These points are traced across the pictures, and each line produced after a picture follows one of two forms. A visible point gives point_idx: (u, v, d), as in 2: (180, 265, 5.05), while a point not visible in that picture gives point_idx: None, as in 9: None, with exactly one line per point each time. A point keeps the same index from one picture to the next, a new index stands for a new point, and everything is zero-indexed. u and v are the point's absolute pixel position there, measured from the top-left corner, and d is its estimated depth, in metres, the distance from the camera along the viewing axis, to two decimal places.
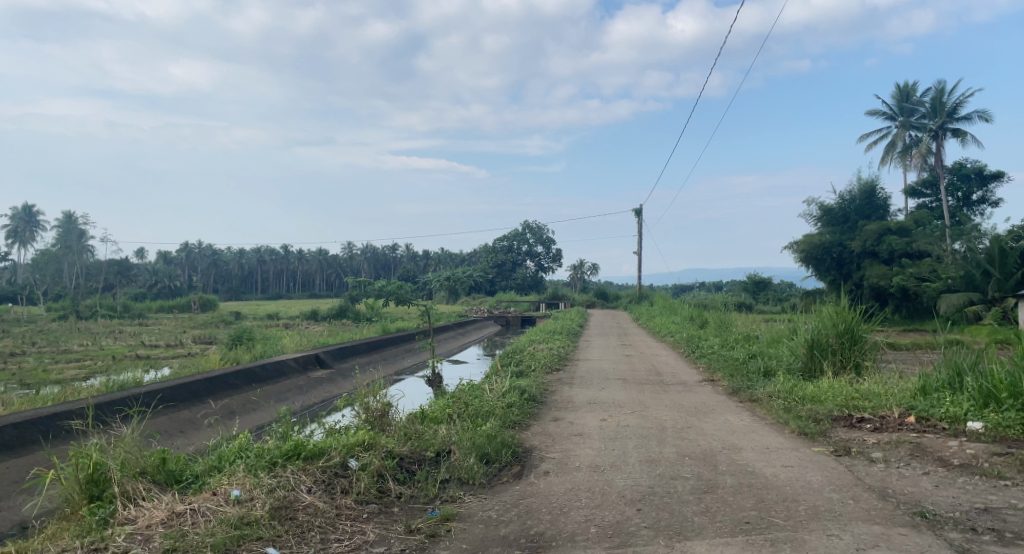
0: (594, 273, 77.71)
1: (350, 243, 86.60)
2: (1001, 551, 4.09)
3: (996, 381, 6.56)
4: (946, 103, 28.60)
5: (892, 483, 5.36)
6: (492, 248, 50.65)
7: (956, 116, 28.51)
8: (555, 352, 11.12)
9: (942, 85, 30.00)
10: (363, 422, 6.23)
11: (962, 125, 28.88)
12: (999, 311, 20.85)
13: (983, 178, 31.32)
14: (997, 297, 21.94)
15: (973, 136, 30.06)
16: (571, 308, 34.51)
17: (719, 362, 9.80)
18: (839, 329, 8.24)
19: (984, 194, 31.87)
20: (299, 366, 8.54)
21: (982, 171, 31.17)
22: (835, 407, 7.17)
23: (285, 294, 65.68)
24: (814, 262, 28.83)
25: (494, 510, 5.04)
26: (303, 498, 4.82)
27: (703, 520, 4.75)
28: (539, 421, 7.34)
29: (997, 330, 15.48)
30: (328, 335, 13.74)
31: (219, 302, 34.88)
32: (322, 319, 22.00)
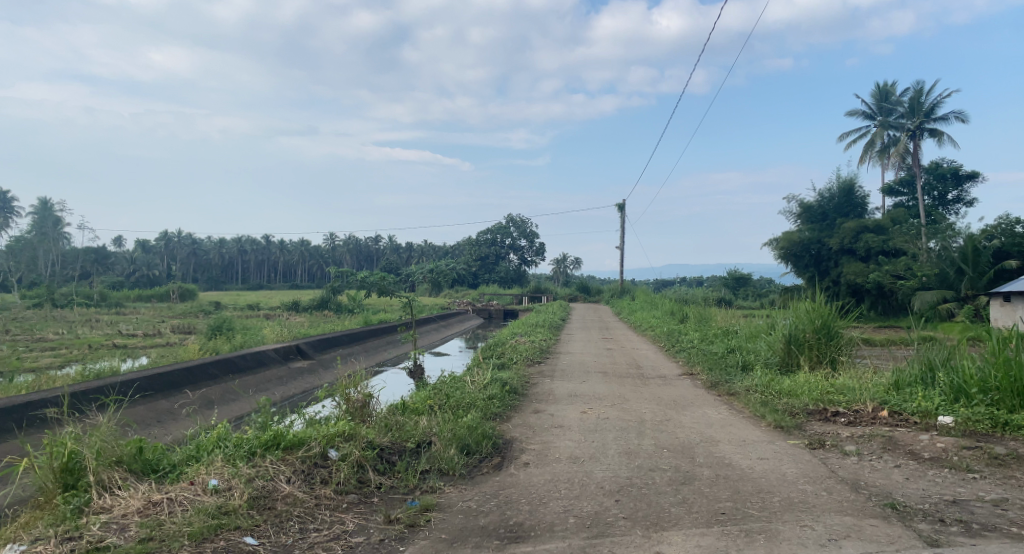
0: (578, 267, 78.03)
1: (332, 235, 86.17)
2: (967, 542, 4.20)
3: (966, 377, 6.75)
4: (924, 103, 29.02)
5: (864, 476, 5.48)
6: (475, 241, 50.66)
7: (933, 116, 28.97)
8: (536, 345, 11.16)
9: (920, 85, 30.42)
10: (344, 413, 6.22)
11: (939, 126, 29.32)
12: (971, 309, 21.43)
13: (958, 178, 31.93)
14: (969, 295, 22.37)
15: (949, 136, 30.56)
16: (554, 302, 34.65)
17: (699, 356, 9.92)
18: (816, 325, 8.39)
19: (959, 194, 32.49)
20: (279, 356, 8.50)
21: (958, 171, 31.76)
22: (811, 401, 7.30)
23: (267, 285, 65.03)
24: (792, 259, 29.24)
25: (474, 501, 5.08)
26: (282, 488, 4.82)
27: (680, 511, 4.83)
28: (520, 413, 7.38)
29: (966, 328, 15.84)
30: (309, 326, 13.66)
31: (199, 292, 34.49)
32: (302, 310, 21.86)
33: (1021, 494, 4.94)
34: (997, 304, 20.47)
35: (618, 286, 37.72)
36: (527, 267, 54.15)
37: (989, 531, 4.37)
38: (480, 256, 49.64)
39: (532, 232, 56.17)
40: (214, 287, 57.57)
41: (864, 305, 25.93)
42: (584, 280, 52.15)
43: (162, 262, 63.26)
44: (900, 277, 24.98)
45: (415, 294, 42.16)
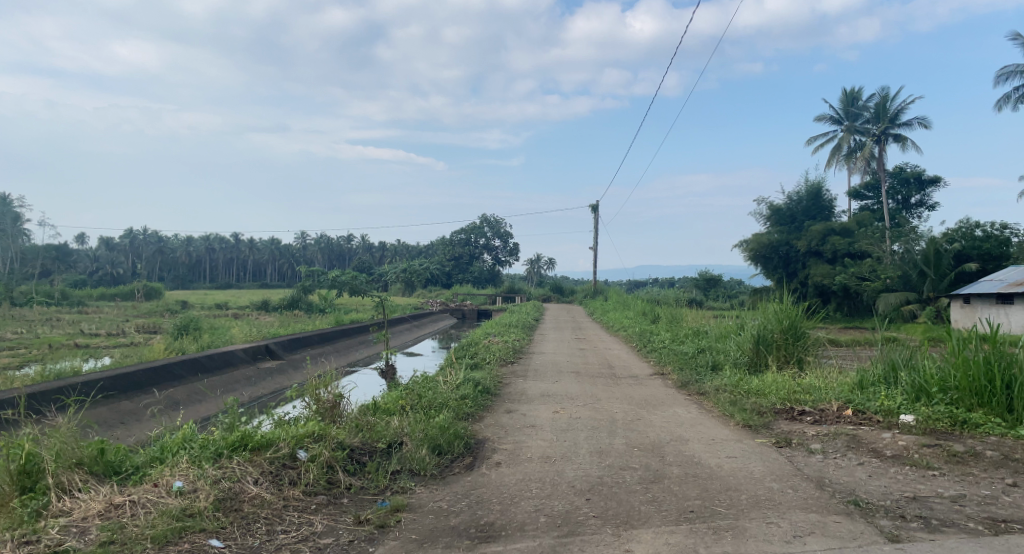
0: (552, 268, 78.36)
1: (305, 234, 85.25)
2: (926, 537, 4.33)
3: (927, 377, 6.96)
4: (889, 109, 29.74)
5: (829, 473, 5.60)
6: (448, 241, 50.53)
7: (897, 122, 29.70)
8: (510, 345, 11.18)
9: (886, 91, 31.17)
10: (314, 414, 6.16)
11: (903, 131, 30.10)
12: (933, 310, 22.00)
13: (921, 182, 32.83)
14: (931, 297, 22.98)
15: (913, 141, 31.35)
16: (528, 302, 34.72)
17: (669, 356, 10.04)
18: (783, 326, 8.55)
19: (922, 198, 33.40)
20: (248, 356, 8.38)
21: (921, 176, 32.66)
22: (778, 401, 7.44)
23: (236, 285, 63.93)
24: (762, 261, 29.72)
25: (445, 501, 5.07)
26: (249, 489, 4.75)
27: (649, 509, 4.88)
28: (492, 413, 7.39)
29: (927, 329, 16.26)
30: (279, 326, 13.49)
31: (165, 291, 33.62)
32: (273, 310, 21.57)
33: (977, 490, 5.10)
34: (956, 305, 21.20)
35: (592, 287, 37.98)
36: (501, 268, 54.17)
37: (947, 526, 4.49)
38: (454, 256, 49.52)
39: (506, 232, 56.19)
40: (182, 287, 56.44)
41: (831, 306, 26.47)
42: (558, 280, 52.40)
43: (127, 261, 61.70)
44: (865, 279, 25.53)
45: (388, 295, 41.87)
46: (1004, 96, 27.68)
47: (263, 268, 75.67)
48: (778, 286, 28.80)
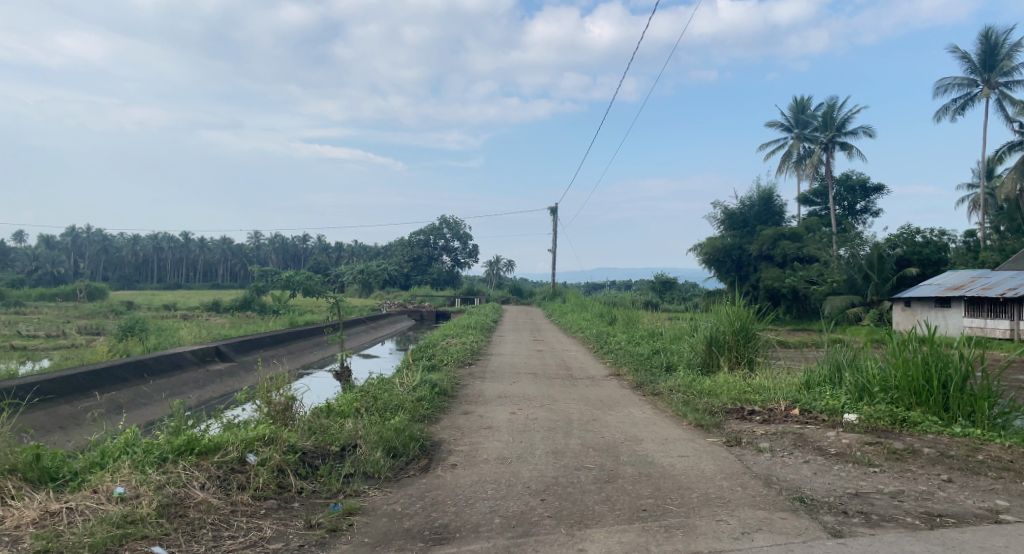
0: (511, 269, 78.62)
1: (259, 234, 83.42)
2: (868, 533, 4.48)
3: (869, 376, 7.25)
4: (836, 118, 30.86)
5: (776, 471, 5.77)
6: (406, 242, 50.14)
7: (844, 131, 30.72)
8: (467, 347, 11.18)
9: (833, 101, 32.21)
10: (265, 416, 6.04)
11: (849, 140, 31.26)
12: (875, 313, 22.87)
13: (866, 190, 34.11)
14: (874, 300, 23.82)
15: (859, 150, 32.50)
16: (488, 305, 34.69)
17: (625, 357, 10.19)
18: (735, 327, 8.79)
19: (866, 205, 34.72)
20: (197, 358, 8.19)
21: (866, 184, 33.95)
22: (729, 400, 7.61)
23: (185, 285, 61.90)
24: (716, 265, 30.37)
25: (398, 503, 5.04)
26: (195, 495, 4.64)
27: (603, 509, 4.94)
28: (449, 414, 7.38)
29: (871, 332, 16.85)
30: (228, 327, 13.19)
31: (110, 291, 32.40)
32: (224, 311, 21.07)
33: (915, 486, 5.32)
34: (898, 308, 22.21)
35: (552, 288, 38.24)
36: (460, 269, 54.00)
37: (886, 521, 4.68)
38: (412, 257, 49.18)
39: (466, 234, 56.07)
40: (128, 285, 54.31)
41: (781, 308, 27.22)
42: (519, 282, 52.57)
43: (68, 259, 58.92)
44: (813, 282, 26.34)
45: (345, 296, 41.30)
46: (943, 107, 29.05)
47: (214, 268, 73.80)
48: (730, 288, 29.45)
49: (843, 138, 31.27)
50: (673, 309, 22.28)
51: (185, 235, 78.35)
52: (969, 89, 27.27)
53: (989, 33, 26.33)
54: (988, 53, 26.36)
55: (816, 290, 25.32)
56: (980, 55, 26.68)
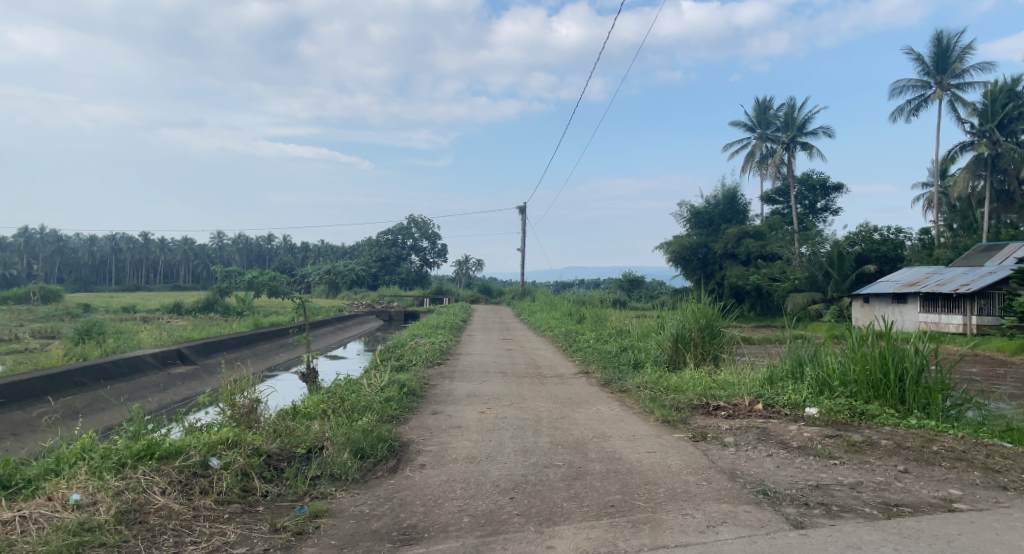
0: (479, 268, 78.71)
1: (222, 235, 81.78)
2: (828, 524, 4.59)
3: (829, 371, 7.45)
4: (797, 118, 31.56)
5: (741, 465, 5.88)
6: (374, 241, 49.73)
7: (805, 131, 31.44)
8: (437, 346, 11.14)
9: (794, 101, 32.92)
10: (228, 419, 5.93)
11: (810, 140, 32.04)
12: (836, 309, 23.50)
13: (826, 189, 35.00)
14: (834, 296, 24.48)
15: (818, 149, 33.30)
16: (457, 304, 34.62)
17: (594, 355, 10.27)
18: (701, 324, 8.94)
19: (827, 204, 35.60)
20: (158, 361, 8.00)
21: (826, 183, 34.81)
22: (695, 396, 7.74)
23: (144, 285, 60.31)
24: (682, 263, 30.79)
25: (366, 505, 5.01)
26: (155, 500, 4.54)
27: (571, 505, 4.99)
28: (418, 415, 7.35)
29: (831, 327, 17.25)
30: (190, 330, 12.93)
31: (64, 293, 31.37)
32: (185, 313, 20.61)
33: (873, 477, 5.48)
34: (857, 304, 22.87)
35: (521, 287, 38.36)
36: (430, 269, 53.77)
37: (845, 511, 4.81)
38: (380, 256, 48.81)
39: (435, 233, 55.85)
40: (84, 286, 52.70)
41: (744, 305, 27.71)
42: (489, 281, 52.59)
43: (20, 259, 56.69)
44: (776, 279, 26.89)
45: (312, 297, 40.77)
46: (898, 107, 29.92)
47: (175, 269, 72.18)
48: (696, 286, 29.88)
49: (804, 138, 32.03)
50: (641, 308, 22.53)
51: (144, 235, 76.47)
52: (923, 90, 28.11)
53: (941, 36, 27.21)
54: (940, 55, 27.21)
55: (778, 287, 25.87)
56: (933, 57, 27.50)
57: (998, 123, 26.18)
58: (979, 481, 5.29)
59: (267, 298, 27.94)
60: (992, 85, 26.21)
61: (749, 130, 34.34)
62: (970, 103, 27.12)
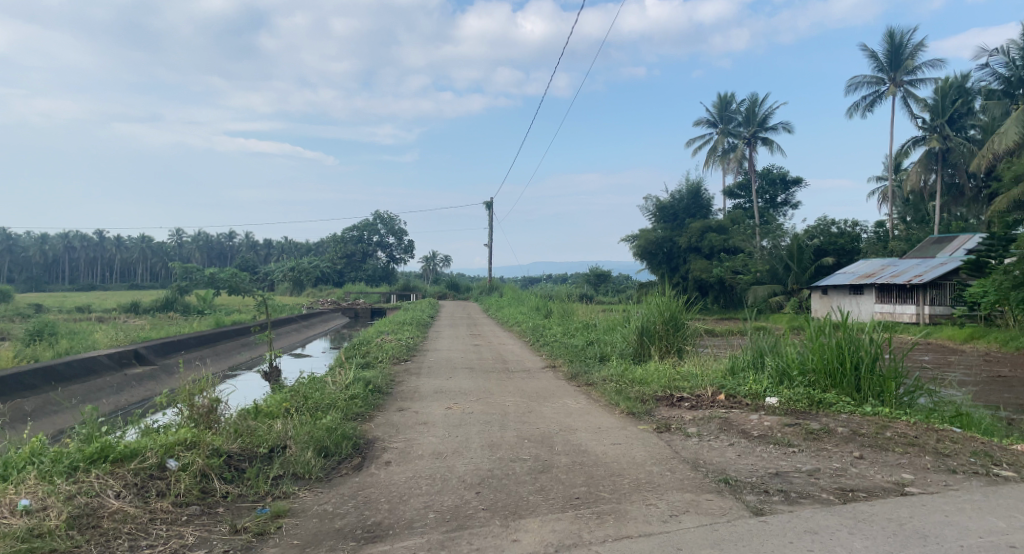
0: (447, 264, 78.58)
1: (184, 234, 80.04)
2: (785, 510, 4.71)
3: (789, 361, 7.63)
4: (757, 114, 32.07)
5: (703, 455, 5.99)
6: (339, 238, 49.22)
7: (766, 126, 32.02)
8: (403, 343, 11.11)
9: (755, 97, 33.48)
10: (187, 420, 5.84)
11: (770, 135, 32.61)
12: (796, 301, 24.05)
13: (786, 183, 35.81)
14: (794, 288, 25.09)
15: (778, 144, 33.95)
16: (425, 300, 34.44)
17: (560, 349, 10.36)
18: (665, 317, 9.08)
19: (786, 198, 36.42)
20: (113, 362, 7.83)
21: (785, 177, 35.63)
22: (659, 388, 7.85)
23: (98, 285, 58.78)
24: (648, 257, 31.11)
25: (330, 504, 4.98)
26: (109, 504, 4.46)
27: (537, 498, 5.03)
28: (384, 412, 7.32)
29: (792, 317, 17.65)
30: (145, 330, 12.65)
31: (13, 294, 30.26)
32: (142, 312, 20.15)
33: (830, 463, 5.63)
34: (817, 296, 23.44)
35: (489, 283, 38.38)
36: (397, 265, 53.46)
37: (803, 498, 4.93)
38: (346, 253, 48.38)
39: (402, 229, 55.52)
40: (36, 286, 51.08)
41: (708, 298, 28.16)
42: (457, 277, 52.50)
43: None
44: (739, 272, 27.37)
45: (276, 295, 40.24)
46: (854, 103, 30.59)
47: (133, 267, 70.50)
48: (662, 280, 30.20)
49: (765, 133, 32.57)
50: (607, 302, 22.68)
51: (101, 233, 74.38)
52: (877, 87, 28.78)
53: (894, 33, 27.80)
54: (894, 52, 27.82)
55: (741, 280, 26.36)
56: (886, 53, 28.11)
57: (948, 119, 26.94)
58: (930, 465, 5.48)
59: (229, 297, 27.47)
60: (942, 82, 26.93)
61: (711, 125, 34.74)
62: (921, 99, 27.80)
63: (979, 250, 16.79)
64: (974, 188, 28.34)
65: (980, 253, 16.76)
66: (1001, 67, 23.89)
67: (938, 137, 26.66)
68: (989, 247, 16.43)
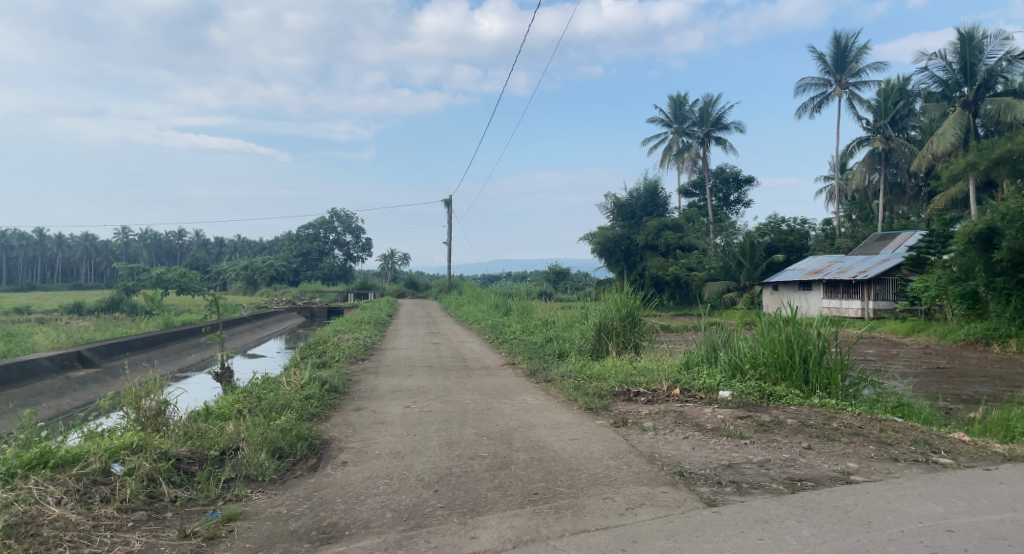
0: (406, 262, 78.05)
1: (130, 232, 77.28)
2: (737, 500, 4.83)
3: (741, 355, 7.83)
4: (711, 113, 32.77)
5: (659, 448, 6.10)
6: (295, 236, 48.32)
7: (719, 125, 32.76)
8: (361, 342, 10.98)
9: (708, 97, 34.20)
10: (133, 423, 5.68)
11: (723, 134, 33.37)
12: (748, 297, 24.67)
13: (739, 182, 36.69)
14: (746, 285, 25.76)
15: (731, 143, 34.75)
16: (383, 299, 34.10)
17: (520, 346, 10.42)
18: (622, 314, 9.23)
19: (739, 196, 37.32)
20: (55, 365, 7.56)
21: (738, 176, 36.49)
22: (617, 384, 7.95)
23: (38, 285, 56.55)
24: (606, 255, 31.46)
25: (284, 505, 4.91)
26: (49, 511, 4.29)
27: (496, 495, 5.04)
28: (340, 412, 7.24)
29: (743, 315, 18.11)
30: (88, 331, 12.20)
31: None
32: (85, 313, 19.43)
33: (780, 454, 5.81)
34: (768, 292, 24.12)
35: (448, 282, 38.28)
36: (354, 264, 52.82)
37: (754, 488, 5.07)
38: (302, 252, 47.59)
39: (360, 228, 54.86)
40: None
41: (664, 295, 28.66)
42: (415, 276, 52.33)
43: None
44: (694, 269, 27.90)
45: (229, 294, 39.28)
46: (803, 104, 31.52)
47: (76, 267, 67.83)
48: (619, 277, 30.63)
49: (718, 133, 33.31)
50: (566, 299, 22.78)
51: (41, 231, 71.24)
52: (824, 88, 29.77)
53: (839, 37, 28.72)
54: (839, 55, 28.78)
55: (696, 277, 26.90)
56: (832, 56, 29.05)
57: (890, 120, 27.99)
58: (874, 454, 5.70)
59: (178, 297, 26.74)
60: (885, 84, 27.95)
61: (667, 125, 35.30)
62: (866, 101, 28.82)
63: (920, 247, 17.52)
64: (915, 187, 29.54)
65: (921, 250, 17.46)
66: (939, 71, 24.94)
67: (882, 137, 27.65)
68: (929, 243, 17.17)
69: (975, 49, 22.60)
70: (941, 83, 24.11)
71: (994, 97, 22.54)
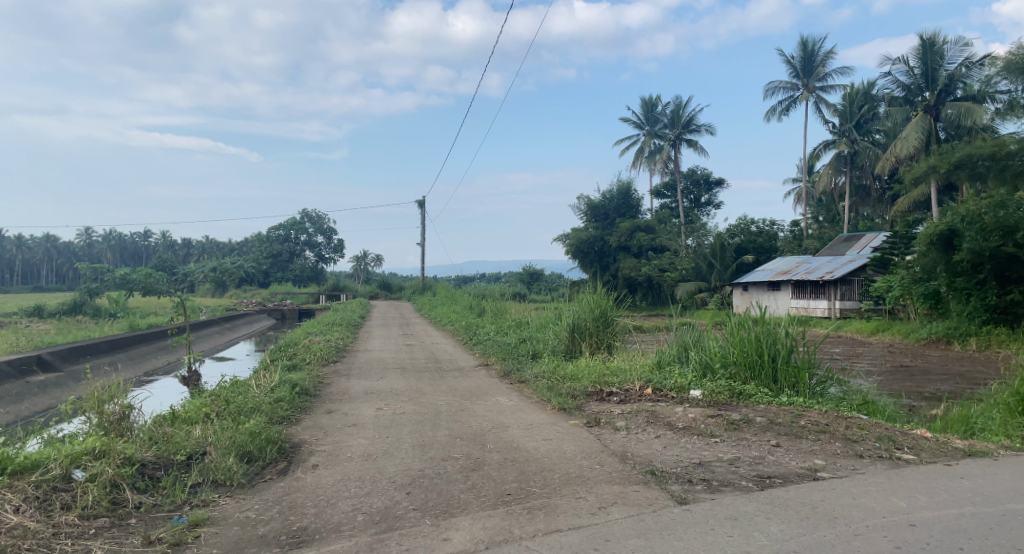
0: (379, 263, 77.61)
1: (95, 232, 75.55)
2: (707, 498, 4.89)
3: (711, 354, 7.94)
4: (683, 116, 33.14)
5: (631, 447, 6.15)
6: (265, 237, 47.70)
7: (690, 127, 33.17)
8: (332, 344, 10.88)
9: (679, 100, 34.62)
10: (95, 428, 5.54)
11: (695, 136, 33.80)
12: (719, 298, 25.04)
13: (709, 184, 37.21)
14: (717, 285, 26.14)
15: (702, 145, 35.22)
16: (356, 301, 33.82)
17: (493, 347, 10.44)
18: (595, 314, 9.30)
19: (710, 198, 37.84)
20: (14, 370, 7.35)
21: (709, 178, 37.02)
22: (589, 384, 8.00)
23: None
24: (580, 256, 31.64)
25: (253, 510, 4.84)
26: (6, 519, 4.17)
27: (468, 496, 5.04)
28: (311, 414, 7.17)
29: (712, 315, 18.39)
30: (49, 334, 11.88)
31: None
32: (45, 315, 18.96)
33: (748, 452, 5.89)
34: (739, 292, 24.50)
35: (421, 283, 38.15)
36: (326, 265, 52.32)
37: (723, 486, 5.14)
38: (272, 253, 47.04)
39: (332, 228, 54.31)
40: None
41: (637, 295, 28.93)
42: (390, 278, 52.09)
43: None
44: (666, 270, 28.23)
45: (198, 296, 38.60)
46: (773, 107, 32.10)
47: (37, 269, 66.12)
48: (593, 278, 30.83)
49: (690, 135, 33.72)
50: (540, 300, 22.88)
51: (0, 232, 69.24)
52: (792, 92, 30.31)
53: (807, 42, 29.34)
54: (807, 59, 29.39)
55: (668, 277, 27.21)
56: (800, 61, 29.65)
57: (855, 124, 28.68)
58: (840, 451, 5.82)
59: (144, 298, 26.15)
60: (851, 88, 28.60)
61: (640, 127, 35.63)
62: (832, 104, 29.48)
63: (885, 248, 17.97)
64: (880, 189, 30.29)
65: (886, 250, 17.89)
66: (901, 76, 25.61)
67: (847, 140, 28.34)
68: (892, 244, 17.62)
69: (937, 54, 23.26)
70: (904, 88, 24.74)
71: (954, 101, 23.19)
